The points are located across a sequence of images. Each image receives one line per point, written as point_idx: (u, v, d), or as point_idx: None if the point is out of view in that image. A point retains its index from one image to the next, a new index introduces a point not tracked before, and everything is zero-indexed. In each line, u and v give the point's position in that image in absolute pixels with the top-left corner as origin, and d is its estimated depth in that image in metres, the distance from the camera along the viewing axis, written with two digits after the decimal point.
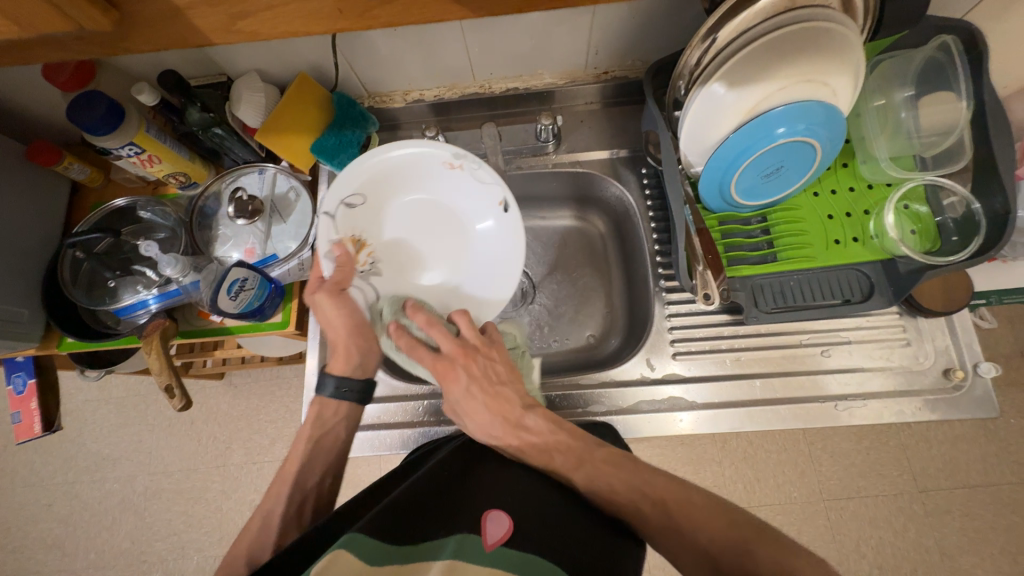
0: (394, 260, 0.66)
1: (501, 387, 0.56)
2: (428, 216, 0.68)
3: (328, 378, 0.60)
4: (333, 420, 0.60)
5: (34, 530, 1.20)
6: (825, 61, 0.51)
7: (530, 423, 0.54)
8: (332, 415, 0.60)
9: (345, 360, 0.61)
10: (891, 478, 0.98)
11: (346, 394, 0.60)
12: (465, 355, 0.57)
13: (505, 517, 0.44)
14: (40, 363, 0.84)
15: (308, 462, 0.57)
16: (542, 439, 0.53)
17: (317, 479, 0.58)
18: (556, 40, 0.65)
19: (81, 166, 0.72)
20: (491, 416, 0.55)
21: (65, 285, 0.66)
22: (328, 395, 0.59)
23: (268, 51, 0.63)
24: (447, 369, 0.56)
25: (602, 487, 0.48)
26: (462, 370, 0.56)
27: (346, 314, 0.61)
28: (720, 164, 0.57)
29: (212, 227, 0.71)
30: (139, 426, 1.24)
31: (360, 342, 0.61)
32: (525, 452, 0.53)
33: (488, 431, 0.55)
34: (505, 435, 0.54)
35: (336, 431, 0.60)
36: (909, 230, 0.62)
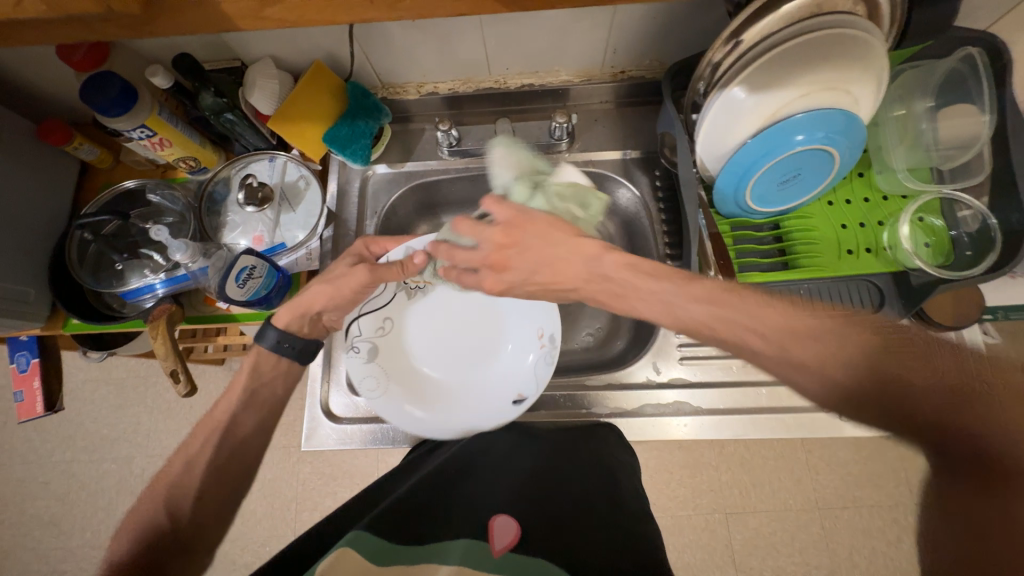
0: (422, 308, 0.69)
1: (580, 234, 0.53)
2: (466, 340, 0.67)
3: (272, 331, 0.59)
4: (272, 371, 0.59)
5: (31, 508, 1.21)
6: (848, 68, 0.50)
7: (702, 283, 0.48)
8: (268, 367, 0.59)
9: (293, 315, 0.60)
10: (887, 489, 0.98)
11: (285, 350, 0.59)
12: (510, 235, 0.53)
13: (512, 524, 0.45)
14: (43, 343, 0.83)
15: (242, 407, 0.56)
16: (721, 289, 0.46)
17: (250, 427, 0.55)
18: (575, 37, 0.64)
19: (90, 146, 0.72)
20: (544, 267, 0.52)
21: (72, 266, 0.66)
22: (266, 346, 0.58)
23: (283, 38, 0.63)
24: (511, 235, 0.53)
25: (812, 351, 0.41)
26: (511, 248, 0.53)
27: (339, 291, 0.60)
28: (737, 169, 0.56)
29: (221, 213, 0.71)
30: (139, 408, 1.24)
31: (327, 314, 0.62)
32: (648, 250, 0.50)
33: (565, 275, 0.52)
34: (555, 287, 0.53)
35: (274, 385, 0.59)
36: (923, 243, 0.61)
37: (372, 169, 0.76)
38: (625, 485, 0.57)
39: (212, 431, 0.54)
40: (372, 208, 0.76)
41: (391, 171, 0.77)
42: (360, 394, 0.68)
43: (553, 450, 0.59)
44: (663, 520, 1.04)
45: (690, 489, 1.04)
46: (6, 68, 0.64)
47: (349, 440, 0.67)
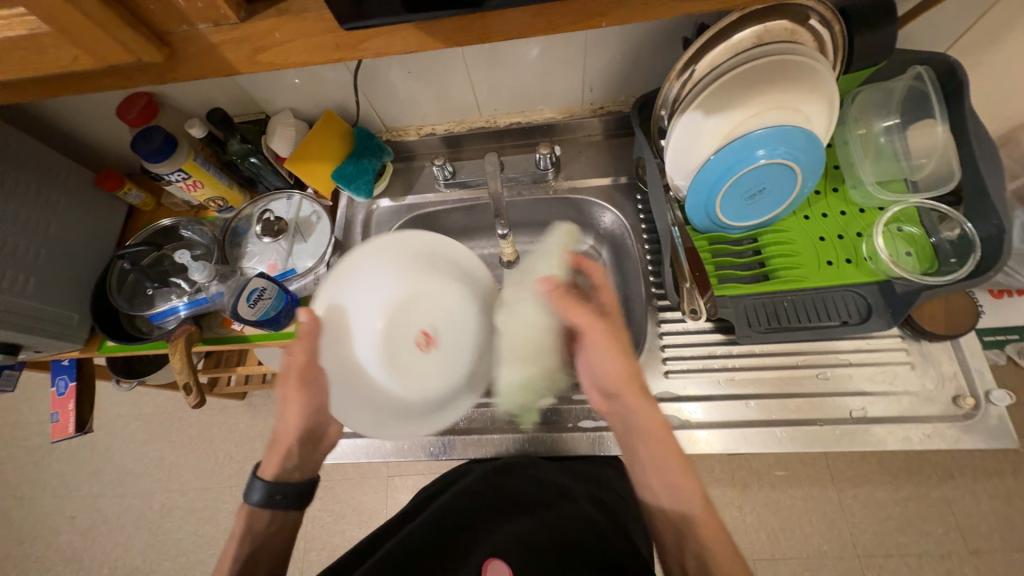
0: (345, 271, 0.61)
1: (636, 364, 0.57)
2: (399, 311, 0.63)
3: (259, 483, 0.56)
4: (265, 531, 0.55)
5: (56, 541, 1.25)
6: (794, 90, 0.55)
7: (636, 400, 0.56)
8: (265, 527, 0.55)
9: (280, 459, 0.58)
10: (935, 535, 0.93)
11: (279, 502, 0.56)
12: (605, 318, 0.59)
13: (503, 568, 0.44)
14: (81, 368, 0.91)
15: (244, 569, 0.52)
16: (646, 421, 0.55)
17: None
18: (555, 79, 0.72)
19: (137, 192, 0.83)
20: (616, 364, 0.57)
21: (111, 292, 0.74)
22: (255, 504, 0.55)
23: (301, 93, 0.73)
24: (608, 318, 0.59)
25: (670, 492, 0.52)
26: (617, 335, 0.58)
27: (308, 408, 0.58)
28: (702, 187, 0.61)
29: (241, 245, 0.79)
30: (163, 441, 1.30)
31: (302, 443, 0.60)
32: (634, 437, 0.56)
33: (608, 370, 0.57)
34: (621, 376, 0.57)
35: (275, 540, 0.56)
36: (905, 251, 0.62)
37: (376, 203, 0.84)
38: (623, 521, 0.58)
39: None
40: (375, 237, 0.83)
41: (394, 204, 0.84)
42: None
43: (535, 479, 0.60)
44: None
45: None
46: (77, 127, 0.77)
47: (344, 455, 0.68)
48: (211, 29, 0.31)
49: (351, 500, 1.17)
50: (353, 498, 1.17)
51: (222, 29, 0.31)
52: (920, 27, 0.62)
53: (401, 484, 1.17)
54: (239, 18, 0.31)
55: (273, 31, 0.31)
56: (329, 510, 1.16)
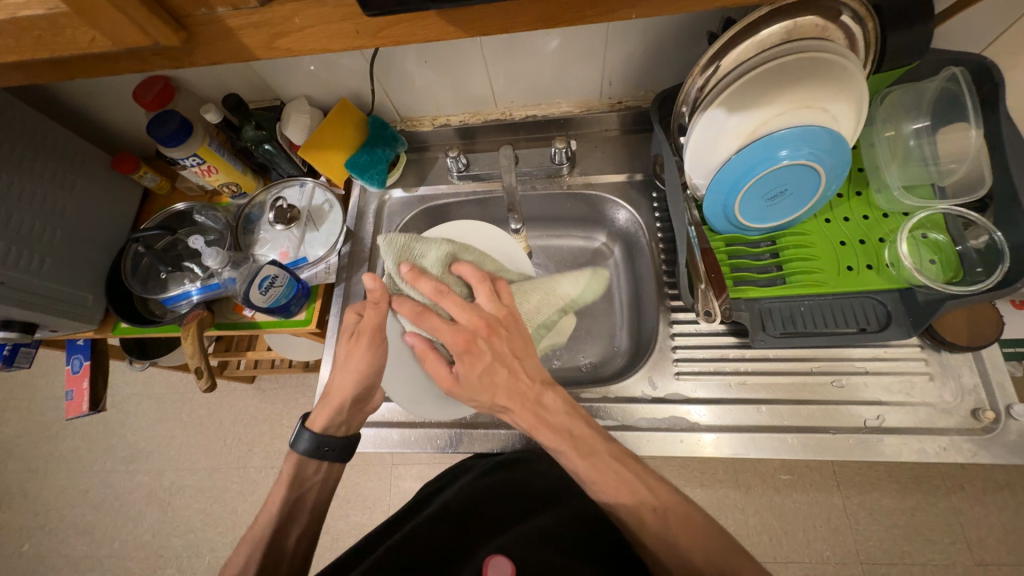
0: None
1: (519, 364, 0.52)
2: None
3: (307, 433, 0.59)
4: (312, 478, 0.60)
5: (69, 514, 1.28)
6: (821, 89, 0.53)
7: (547, 400, 0.52)
8: (312, 472, 0.60)
9: (331, 414, 0.60)
10: (942, 546, 0.92)
11: (325, 453, 0.59)
12: (482, 331, 0.53)
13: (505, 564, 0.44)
14: (95, 348, 0.92)
15: (283, 523, 0.56)
16: (558, 416, 0.52)
17: (293, 542, 0.57)
18: (574, 71, 0.71)
19: (152, 175, 0.83)
20: (483, 387, 0.52)
21: (125, 274, 0.75)
22: (303, 450, 0.59)
23: (317, 80, 0.73)
24: (463, 339, 0.52)
25: (608, 479, 0.49)
26: (481, 344, 0.52)
27: (368, 370, 0.58)
28: (722, 188, 0.59)
29: (254, 231, 0.79)
30: (173, 421, 1.33)
31: (356, 400, 0.60)
32: (541, 431, 0.51)
33: (494, 399, 0.52)
34: (494, 404, 0.52)
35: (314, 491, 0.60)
36: (928, 259, 0.60)
37: (388, 193, 0.83)
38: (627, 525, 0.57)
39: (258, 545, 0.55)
40: (386, 227, 0.82)
41: (406, 194, 0.83)
42: None
43: (537, 473, 0.62)
44: None
45: None
46: (94, 109, 0.77)
47: None
48: (229, 12, 0.31)
49: (355, 487, 1.18)
50: (357, 485, 1.18)
51: (241, 12, 0.30)
52: (957, 27, 0.60)
53: (405, 473, 1.18)
54: (258, 1, 0.30)
55: (292, 17, 0.31)
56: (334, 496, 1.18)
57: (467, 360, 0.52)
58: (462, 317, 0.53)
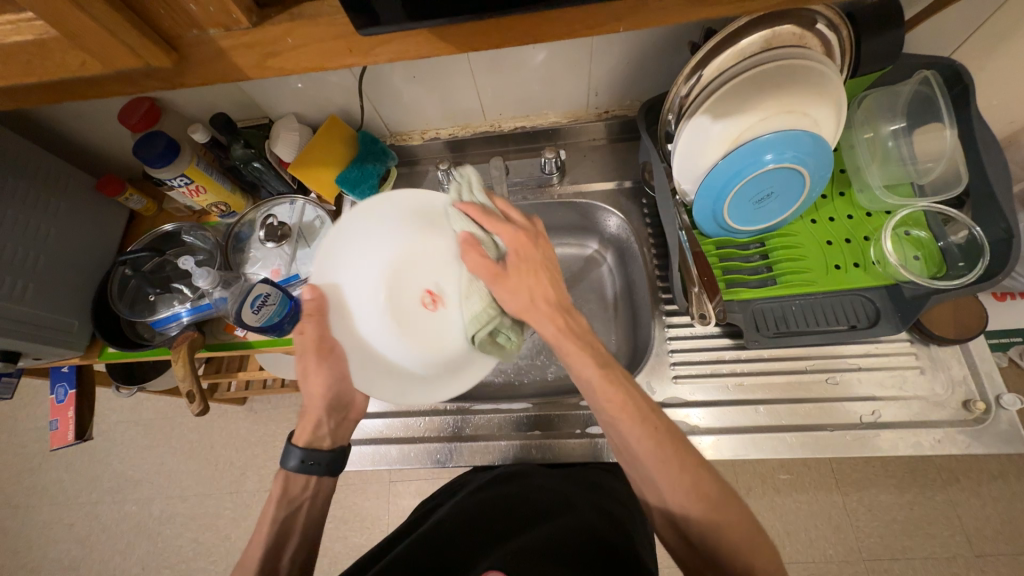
0: (332, 247, 0.56)
1: (553, 275, 0.56)
2: (397, 273, 0.61)
3: (294, 449, 0.57)
4: (301, 496, 0.57)
5: (53, 550, 1.23)
6: (801, 94, 0.55)
7: (573, 315, 0.55)
8: (300, 490, 0.57)
9: (311, 428, 0.59)
10: (941, 539, 0.92)
11: (313, 468, 0.57)
12: (526, 244, 0.56)
13: None
14: (80, 375, 0.90)
15: (272, 549, 0.53)
16: (578, 332, 0.54)
17: (288, 561, 0.53)
18: (560, 83, 0.72)
19: (139, 197, 0.82)
20: (515, 293, 0.54)
21: (112, 298, 0.74)
22: (292, 469, 0.56)
23: (305, 97, 0.73)
24: (520, 241, 0.55)
25: (614, 395, 0.49)
26: (535, 248, 0.56)
27: (331, 380, 0.58)
28: (711, 193, 0.60)
29: (245, 250, 0.78)
30: (162, 447, 1.29)
31: (329, 411, 0.60)
32: (562, 337, 0.52)
33: (523, 301, 0.54)
34: (524, 309, 0.54)
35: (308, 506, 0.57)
36: (912, 255, 0.62)
37: None
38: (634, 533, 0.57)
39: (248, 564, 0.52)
40: None
41: None
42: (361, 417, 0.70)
43: (532, 486, 0.60)
44: None
45: None
46: (78, 132, 0.77)
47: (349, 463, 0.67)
48: (221, 34, 0.31)
49: (352, 506, 1.16)
50: (355, 505, 1.16)
51: (232, 34, 0.31)
52: (926, 33, 0.62)
53: (403, 490, 1.16)
54: (250, 22, 0.30)
55: (285, 36, 0.31)
56: (331, 516, 1.15)
57: (518, 247, 0.55)
58: (508, 235, 0.55)
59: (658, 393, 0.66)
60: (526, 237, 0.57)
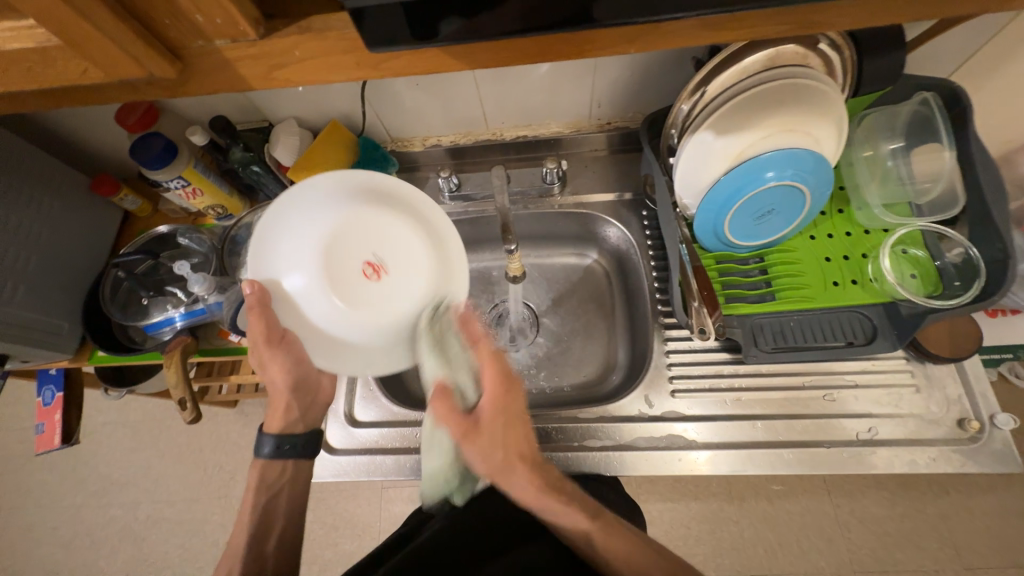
0: (268, 227, 0.52)
1: (524, 421, 0.51)
2: (334, 240, 0.53)
3: (266, 437, 0.59)
4: (279, 482, 0.59)
5: (35, 554, 1.20)
6: (804, 113, 0.55)
7: (544, 465, 0.52)
8: (277, 476, 0.59)
9: (283, 416, 0.61)
10: (930, 552, 0.93)
11: (288, 452, 0.59)
12: (499, 400, 0.49)
13: None
14: (68, 377, 0.88)
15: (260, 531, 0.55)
16: (547, 474, 0.51)
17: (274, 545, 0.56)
18: (564, 93, 0.72)
19: (133, 197, 0.81)
20: (491, 451, 0.48)
21: (104, 301, 0.72)
22: (267, 456, 0.59)
23: (306, 101, 0.72)
24: (496, 397, 0.49)
25: (568, 513, 0.50)
26: (512, 400, 0.50)
27: (293, 365, 0.58)
28: (712, 207, 0.60)
29: (240, 254, 0.76)
30: (150, 450, 1.27)
31: (298, 397, 0.61)
32: (535, 497, 0.49)
33: (499, 459, 0.48)
34: (496, 468, 0.48)
35: (289, 491, 0.59)
36: (909, 274, 0.62)
37: None
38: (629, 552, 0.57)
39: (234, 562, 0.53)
40: None
41: None
42: (357, 426, 0.69)
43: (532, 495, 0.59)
44: None
45: (709, 547, 1.01)
46: (73, 131, 0.75)
47: (342, 472, 0.66)
48: (227, 45, 0.30)
49: (344, 513, 1.14)
50: (346, 511, 1.14)
51: (239, 45, 0.30)
52: (926, 54, 0.63)
53: (395, 497, 1.15)
54: (258, 34, 0.30)
55: (292, 49, 0.30)
56: (322, 523, 1.14)
57: (496, 405, 0.49)
58: (493, 384, 0.50)
59: (654, 407, 0.66)
60: (500, 387, 0.50)
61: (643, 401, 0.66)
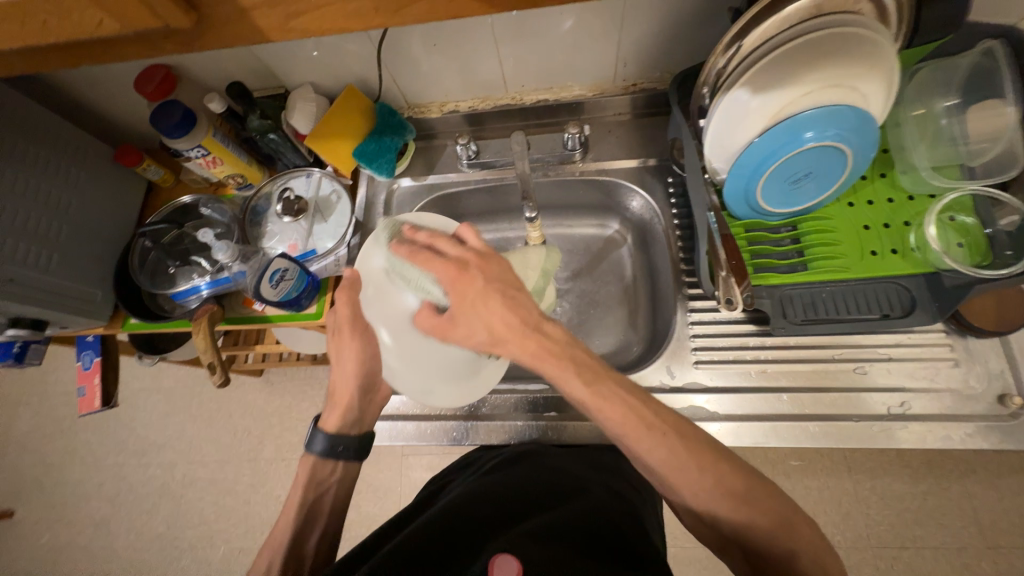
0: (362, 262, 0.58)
1: (515, 291, 0.48)
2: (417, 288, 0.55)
3: (321, 435, 0.62)
4: (327, 479, 0.61)
5: (84, 507, 1.30)
6: (850, 66, 0.51)
7: (549, 329, 0.48)
8: (327, 474, 0.61)
9: (340, 415, 0.62)
10: (952, 529, 0.91)
11: (340, 453, 0.61)
12: (464, 268, 0.48)
13: (513, 562, 0.40)
14: (105, 343, 0.91)
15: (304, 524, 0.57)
16: (556, 347, 0.47)
17: (313, 543, 0.58)
18: (587, 52, 0.68)
19: (156, 167, 0.82)
20: (479, 328, 0.47)
21: (133, 269, 0.74)
22: (319, 453, 0.61)
23: (322, 66, 0.71)
24: (460, 273, 0.48)
25: (616, 407, 0.46)
26: (474, 273, 0.48)
27: (363, 360, 0.62)
28: (744, 171, 0.57)
29: (262, 224, 0.78)
30: (184, 414, 1.33)
31: (359, 397, 0.63)
32: (544, 361, 0.46)
33: (488, 338, 0.47)
34: (490, 343, 0.47)
35: (334, 490, 0.61)
36: (956, 243, 0.58)
37: (397, 182, 0.82)
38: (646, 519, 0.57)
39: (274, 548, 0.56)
40: None
41: (415, 183, 0.81)
42: None
43: (538, 465, 0.60)
44: (694, 550, 0.99)
45: None
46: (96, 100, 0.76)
47: None
48: None
49: (366, 477, 1.19)
50: (368, 476, 1.19)
51: None
52: None
53: (415, 463, 1.18)
54: None
55: None
56: None
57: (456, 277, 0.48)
58: (440, 266, 0.49)
59: (677, 377, 0.65)
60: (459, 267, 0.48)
61: (665, 372, 0.65)
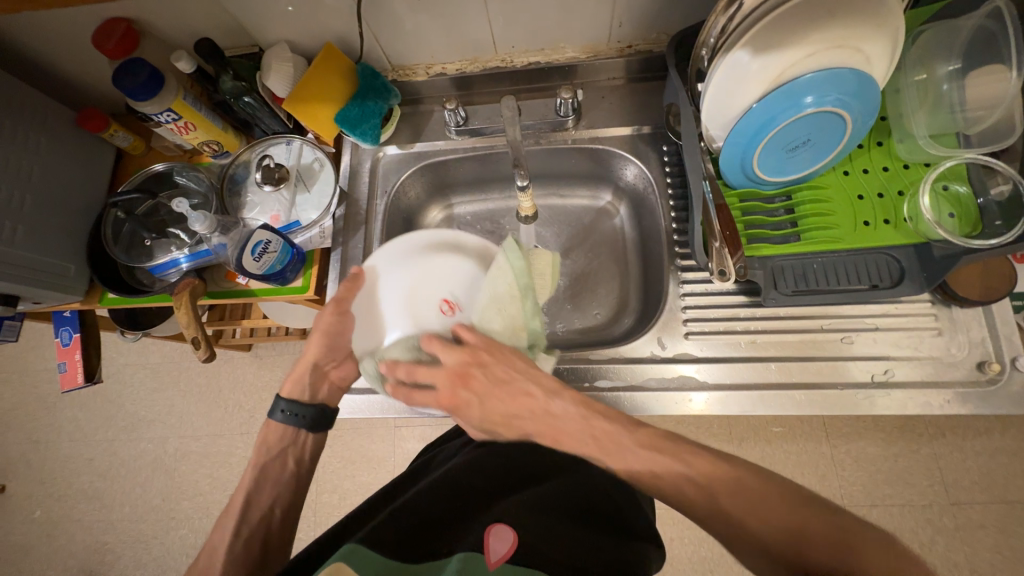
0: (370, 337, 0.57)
1: (517, 376, 0.50)
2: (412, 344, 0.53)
3: (279, 402, 0.63)
4: (280, 444, 0.62)
5: (76, 482, 1.29)
6: (856, 24, 0.49)
7: (559, 408, 0.48)
8: (276, 440, 0.62)
9: (295, 384, 0.63)
10: (919, 488, 0.96)
11: (295, 418, 0.62)
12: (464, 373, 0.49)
13: (508, 532, 0.45)
14: (83, 319, 0.89)
15: (255, 488, 0.58)
16: (571, 422, 0.48)
17: (265, 508, 0.58)
18: (582, 11, 0.65)
19: (124, 134, 0.77)
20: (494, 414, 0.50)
21: (107, 242, 0.70)
22: (275, 419, 0.62)
23: (298, 22, 0.66)
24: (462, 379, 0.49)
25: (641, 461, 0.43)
26: (477, 373, 0.49)
27: (328, 334, 0.62)
28: (742, 138, 0.56)
29: (241, 194, 0.74)
30: (172, 390, 1.32)
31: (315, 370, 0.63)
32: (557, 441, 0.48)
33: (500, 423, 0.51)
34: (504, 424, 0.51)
35: (291, 459, 0.62)
36: (948, 213, 0.58)
37: (382, 150, 0.78)
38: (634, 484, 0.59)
39: (232, 514, 0.56)
40: (382, 188, 0.77)
41: (401, 151, 0.78)
42: None
43: None
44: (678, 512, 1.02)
45: None
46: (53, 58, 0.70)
47: (356, 410, 0.68)
48: None
49: (359, 448, 1.20)
50: (361, 447, 1.20)
51: None
52: None
53: (407, 434, 1.20)
54: None
55: None
56: (339, 456, 1.20)
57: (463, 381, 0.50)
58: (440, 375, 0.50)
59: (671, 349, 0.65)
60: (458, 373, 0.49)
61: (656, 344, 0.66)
